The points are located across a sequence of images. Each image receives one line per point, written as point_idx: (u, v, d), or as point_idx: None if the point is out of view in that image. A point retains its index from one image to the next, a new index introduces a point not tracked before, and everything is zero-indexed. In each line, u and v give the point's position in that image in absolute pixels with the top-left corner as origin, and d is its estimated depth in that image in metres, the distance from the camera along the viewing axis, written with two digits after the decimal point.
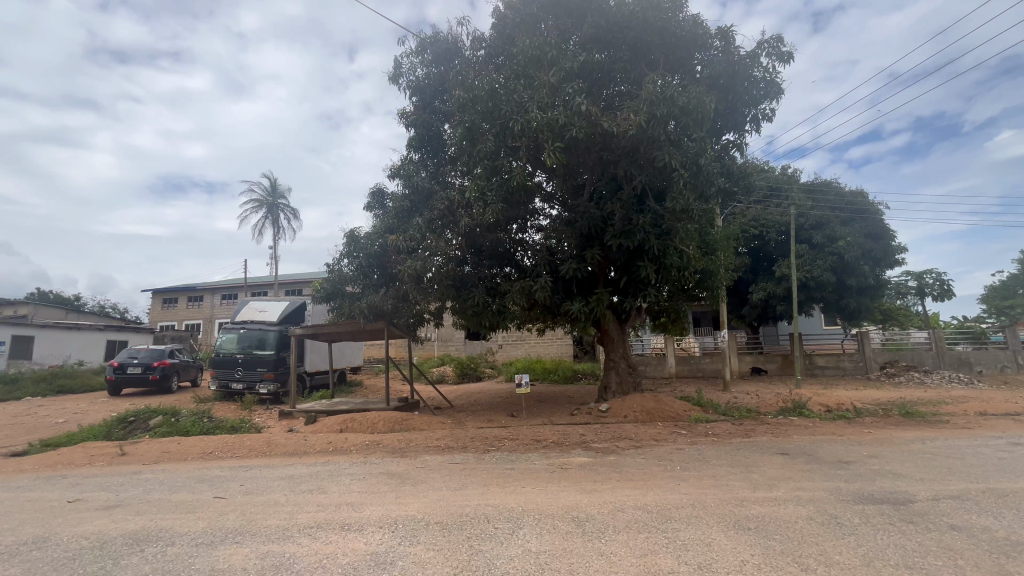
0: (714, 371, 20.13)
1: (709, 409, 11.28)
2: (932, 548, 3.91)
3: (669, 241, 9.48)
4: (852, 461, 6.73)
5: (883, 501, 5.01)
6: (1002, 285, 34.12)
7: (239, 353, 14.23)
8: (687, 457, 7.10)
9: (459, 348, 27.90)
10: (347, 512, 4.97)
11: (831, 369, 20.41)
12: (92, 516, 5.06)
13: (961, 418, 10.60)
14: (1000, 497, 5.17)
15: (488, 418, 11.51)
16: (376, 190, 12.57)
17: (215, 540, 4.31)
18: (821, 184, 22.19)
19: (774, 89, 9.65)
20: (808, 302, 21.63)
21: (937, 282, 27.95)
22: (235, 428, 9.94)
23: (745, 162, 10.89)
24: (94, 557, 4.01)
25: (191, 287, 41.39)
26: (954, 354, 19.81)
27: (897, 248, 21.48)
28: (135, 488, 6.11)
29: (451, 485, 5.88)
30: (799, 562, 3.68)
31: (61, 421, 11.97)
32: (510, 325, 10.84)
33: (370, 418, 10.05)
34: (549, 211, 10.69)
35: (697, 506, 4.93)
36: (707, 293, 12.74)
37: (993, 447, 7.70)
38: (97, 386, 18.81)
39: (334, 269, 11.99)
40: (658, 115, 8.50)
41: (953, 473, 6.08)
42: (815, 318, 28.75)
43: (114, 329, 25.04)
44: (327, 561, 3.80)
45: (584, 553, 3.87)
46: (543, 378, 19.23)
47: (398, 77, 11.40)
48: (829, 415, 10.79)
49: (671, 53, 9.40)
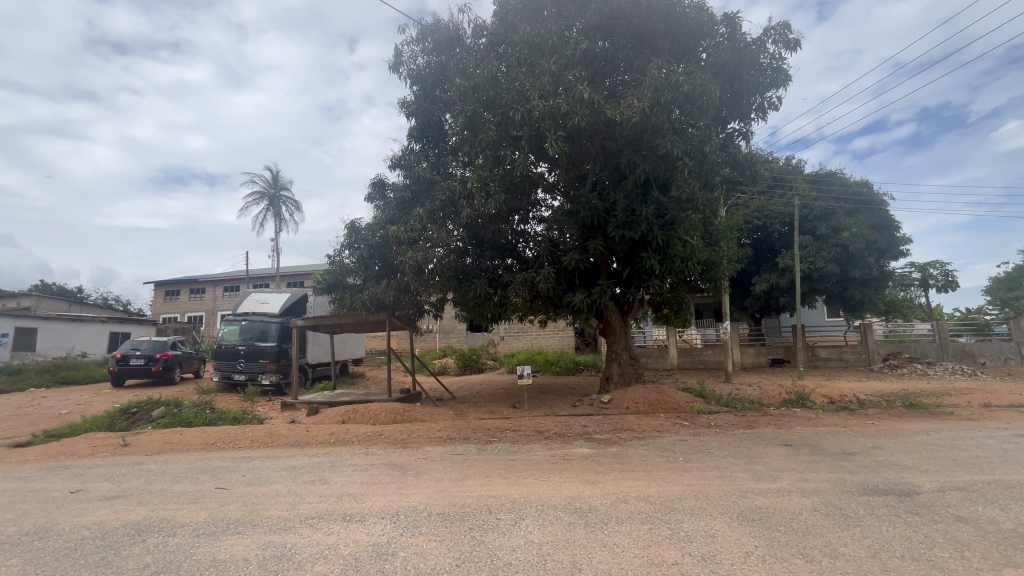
0: (716, 362, 20.13)
1: (712, 401, 11.22)
2: (939, 540, 3.87)
3: (674, 231, 9.42)
4: (855, 453, 6.69)
5: (887, 493, 4.97)
6: (1008, 277, 34.09)
7: (241, 344, 14.25)
8: (690, 449, 7.04)
9: (462, 339, 28.03)
10: (349, 503, 4.95)
11: (833, 360, 20.32)
12: (94, 506, 5.06)
13: (965, 409, 10.54)
14: (1007, 489, 5.12)
15: (490, 409, 11.58)
16: (376, 181, 12.52)
17: (216, 531, 4.28)
18: (825, 176, 22.09)
19: (781, 76, 9.44)
20: (811, 294, 21.45)
21: (942, 273, 27.79)
22: (238, 420, 9.95)
23: (750, 151, 10.73)
24: (94, 548, 3.98)
25: (194, 279, 41.53)
26: (957, 346, 19.73)
27: (902, 239, 21.34)
28: (136, 479, 6.11)
29: (453, 476, 5.87)
30: (804, 554, 3.64)
31: (63, 413, 12.00)
32: (512, 317, 10.79)
33: (372, 410, 10.01)
34: (551, 202, 10.56)
35: (700, 497, 4.89)
36: (710, 283, 12.69)
37: (999, 439, 7.62)
38: (101, 377, 18.92)
39: (336, 261, 11.98)
40: (662, 102, 8.29)
41: (959, 465, 6.05)
42: (819, 310, 28.67)
43: (117, 321, 25.27)
44: (329, 552, 3.77)
45: (586, 544, 3.84)
46: (545, 370, 19.24)
47: (399, 65, 11.24)
48: (833, 406, 10.72)
49: (676, 40, 9.18)
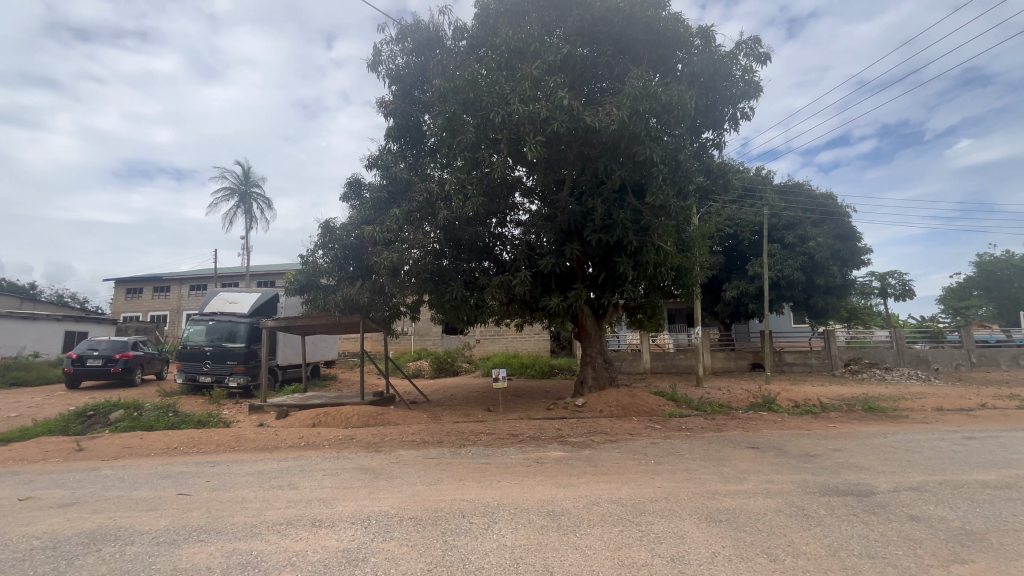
0: (687, 366, 20.57)
1: (683, 405, 11.43)
2: (893, 538, 4.05)
3: (647, 237, 9.57)
4: (817, 455, 6.94)
5: (847, 493, 5.17)
6: (960, 288, 35.83)
7: (208, 345, 13.80)
8: (661, 452, 7.20)
9: (437, 342, 27.96)
10: (318, 508, 4.84)
11: (798, 365, 21.00)
12: (45, 514, 4.82)
13: (919, 413, 11.05)
14: (957, 488, 5.41)
15: (464, 413, 11.49)
16: (353, 179, 12.36)
17: (178, 538, 4.14)
18: (793, 186, 22.88)
19: (752, 88, 9.75)
20: (778, 300, 22.22)
21: (900, 282, 29.14)
22: (203, 423, 9.63)
23: (723, 160, 11.03)
24: (46, 558, 3.80)
25: (157, 277, 40.07)
26: (913, 352, 20.65)
27: (863, 249, 22.26)
28: (91, 485, 5.83)
29: (426, 480, 5.82)
30: (768, 553, 3.75)
31: (12, 415, 11.38)
32: (487, 320, 10.81)
33: (344, 413, 9.83)
34: (529, 206, 10.64)
35: (670, 499, 4.99)
36: (683, 289, 12.96)
37: (949, 441, 8.03)
38: (54, 377, 18.04)
39: (309, 261, 11.76)
40: (640, 110, 8.42)
41: (913, 466, 6.34)
42: (785, 316, 29.64)
43: (73, 320, 24.21)
44: (297, 559, 3.69)
45: (559, 547, 3.87)
46: (520, 373, 19.36)
47: (378, 64, 11.12)
48: (798, 409, 11.12)
49: (654, 50, 9.41)
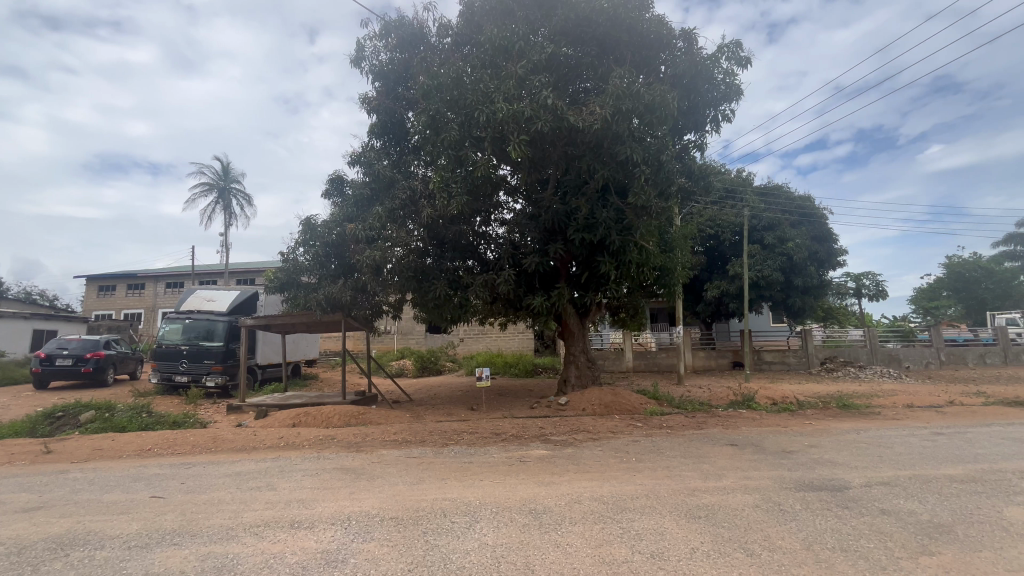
0: (669, 365, 20.82)
1: (664, 403, 11.57)
2: (864, 531, 4.16)
3: (630, 236, 9.64)
4: (794, 451, 7.10)
5: (822, 488, 5.29)
6: (930, 289, 36.98)
7: (185, 344, 13.47)
8: (642, 449, 7.27)
9: (421, 341, 27.79)
10: (297, 509, 4.77)
11: (777, 364, 21.43)
12: (10, 518, 4.65)
13: (890, 410, 11.38)
14: (925, 482, 5.60)
15: (447, 412, 11.42)
16: (335, 176, 12.18)
17: (151, 542, 4.04)
18: (772, 188, 23.34)
19: (733, 92, 9.91)
20: (758, 300, 22.64)
21: (873, 282, 29.95)
22: (178, 424, 9.41)
23: (704, 162, 11.20)
24: (11, 564, 3.67)
25: (131, 274, 38.98)
26: (886, 351, 21.27)
27: (839, 250, 22.84)
28: (59, 488, 5.65)
29: (407, 479, 5.78)
30: (745, 548, 3.82)
31: None
32: (471, 319, 10.77)
33: (325, 413, 9.69)
34: (513, 205, 10.63)
35: (650, 496, 5.04)
36: (665, 289, 13.11)
37: (919, 436, 8.28)
38: (20, 377, 17.41)
39: (290, 258, 11.56)
40: (623, 110, 8.48)
41: (884, 461, 6.53)
42: (764, 316, 30.23)
43: (42, 317, 23.45)
44: (274, 561, 3.63)
45: (540, 544, 3.88)
46: (504, 372, 19.36)
47: (361, 60, 10.98)
48: (775, 407, 11.34)
49: (638, 51, 9.49)
